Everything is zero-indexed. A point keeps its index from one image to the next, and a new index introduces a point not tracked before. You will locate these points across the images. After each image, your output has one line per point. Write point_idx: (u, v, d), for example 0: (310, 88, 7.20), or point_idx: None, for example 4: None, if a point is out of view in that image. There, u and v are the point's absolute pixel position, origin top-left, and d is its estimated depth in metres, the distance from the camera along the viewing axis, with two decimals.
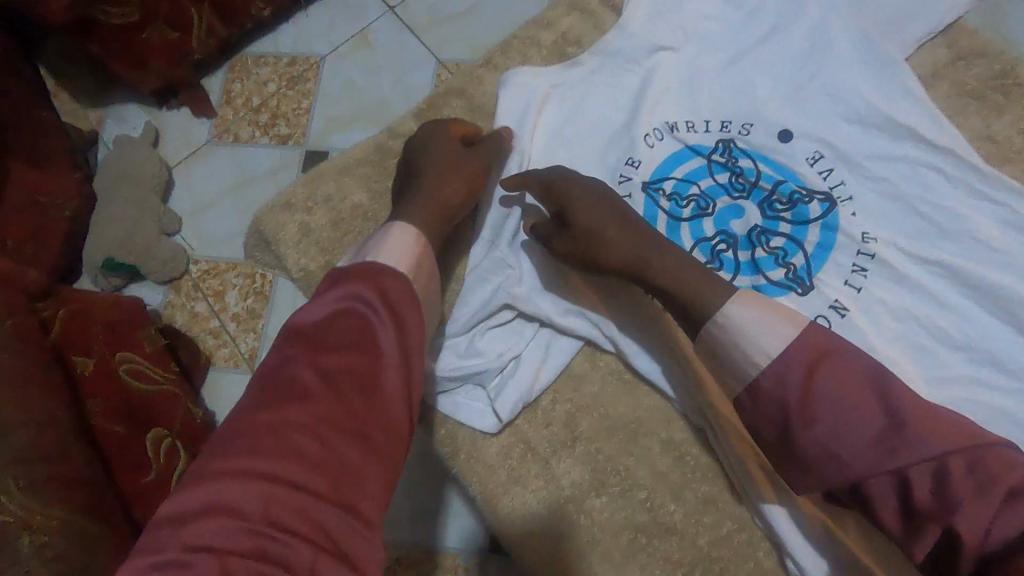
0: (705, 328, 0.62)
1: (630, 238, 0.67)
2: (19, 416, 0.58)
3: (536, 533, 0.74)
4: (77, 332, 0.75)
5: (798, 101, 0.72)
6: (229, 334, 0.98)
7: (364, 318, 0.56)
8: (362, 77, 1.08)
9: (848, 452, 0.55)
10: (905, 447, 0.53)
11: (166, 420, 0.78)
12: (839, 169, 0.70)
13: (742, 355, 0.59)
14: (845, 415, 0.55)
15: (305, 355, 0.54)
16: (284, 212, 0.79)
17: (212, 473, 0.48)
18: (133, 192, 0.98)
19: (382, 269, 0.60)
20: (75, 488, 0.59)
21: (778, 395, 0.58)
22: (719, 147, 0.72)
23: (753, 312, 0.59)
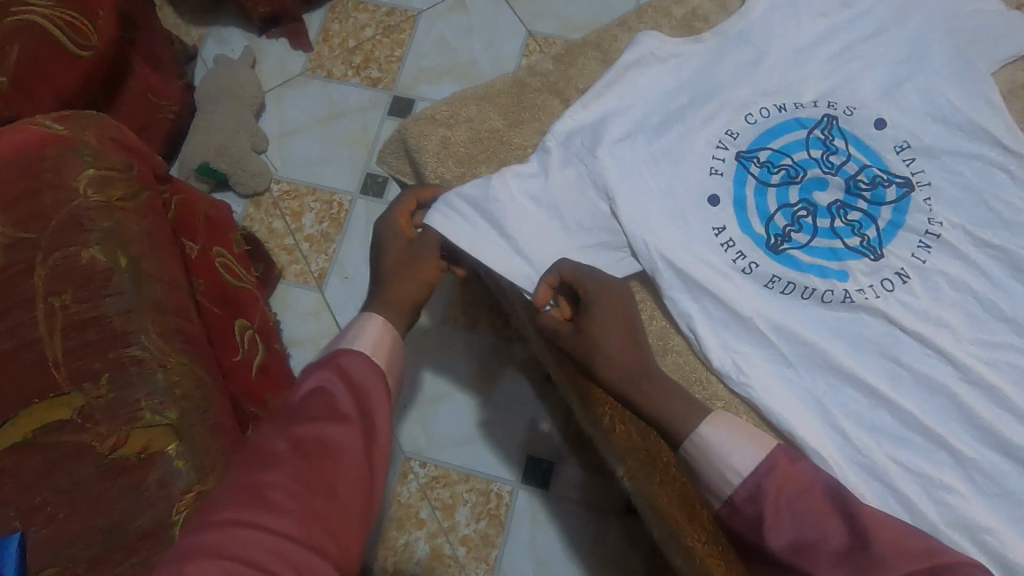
0: (681, 447, 0.54)
1: (633, 352, 0.56)
2: (157, 273, 0.64)
3: (638, 440, 0.62)
4: (186, 218, 0.81)
5: (897, 92, 0.60)
6: (302, 252, 1.04)
7: (334, 392, 0.48)
8: (455, 36, 1.15)
9: (820, 568, 0.46)
10: (868, 566, 0.44)
11: (249, 316, 0.86)
12: (920, 161, 0.59)
13: (715, 477, 0.52)
14: (806, 519, 0.47)
15: (284, 423, 0.46)
16: (426, 123, 0.65)
17: (200, 529, 0.42)
18: (233, 108, 1.05)
19: (345, 351, 0.51)
20: (196, 344, 0.65)
21: (756, 514, 0.49)
22: (820, 121, 0.60)
23: (724, 435, 0.52)
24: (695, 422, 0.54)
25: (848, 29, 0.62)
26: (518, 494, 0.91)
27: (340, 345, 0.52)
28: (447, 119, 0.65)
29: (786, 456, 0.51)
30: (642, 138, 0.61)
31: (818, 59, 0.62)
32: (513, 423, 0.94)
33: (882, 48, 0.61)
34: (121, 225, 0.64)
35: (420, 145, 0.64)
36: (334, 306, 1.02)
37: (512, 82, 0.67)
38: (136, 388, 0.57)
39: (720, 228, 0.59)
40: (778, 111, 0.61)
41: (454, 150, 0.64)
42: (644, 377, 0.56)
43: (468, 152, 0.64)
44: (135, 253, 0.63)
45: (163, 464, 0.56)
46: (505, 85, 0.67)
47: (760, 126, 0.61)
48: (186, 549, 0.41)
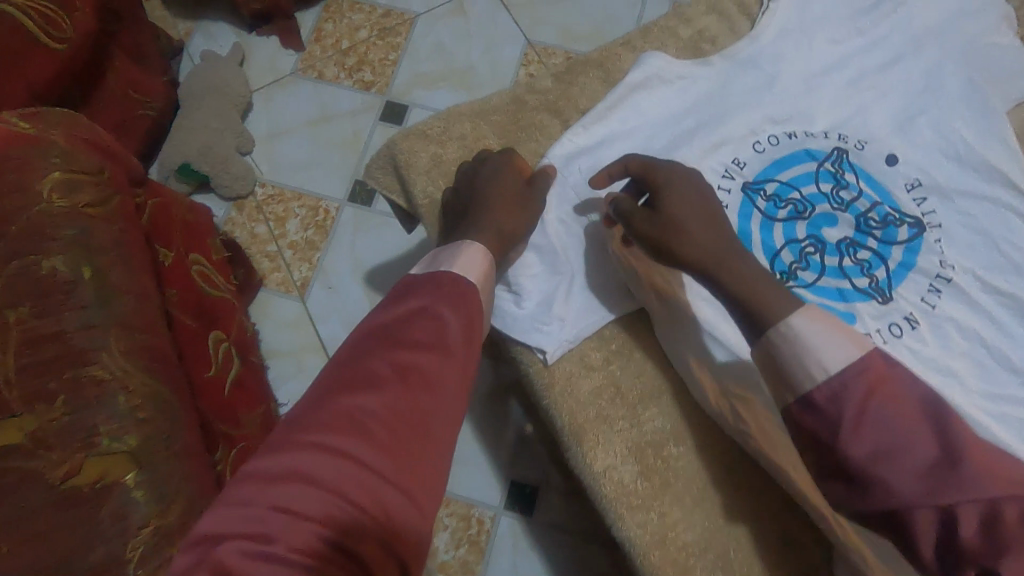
0: (764, 333, 0.47)
1: (716, 236, 0.51)
2: (124, 286, 0.61)
3: (627, 490, 0.57)
4: (162, 224, 0.77)
5: (909, 127, 0.58)
6: (285, 260, 1.00)
7: (434, 318, 0.46)
8: (452, 42, 1.12)
9: (898, 487, 0.41)
10: (957, 484, 0.39)
11: (226, 326, 0.82)
12: (932, 200, 0.57)
13: (796, 363, 0.45)
14: (893, 440, 0.42)
15: (382, 346, 0.45)
16: (418, 138, 0.61)
17: (290, 441, 0.40)
18: (219, 108, 1.01)
19: (449, 277, 0.49)
20: (162, 362, 0.61)
21: (837, 416, 0.43)
22: (830, 154, 0.58)
23: (814, 326, 0.45)
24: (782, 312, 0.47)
25: (859, 59, 0.59)
26: (501, 520, 0.88)
27: (439, 266, 0.50)
28: (440, 135, 0.62)
29: (881, 356, 0.44)
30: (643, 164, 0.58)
31: (829, 89, 0.59)
32: (497, 444, 0.91)
33: (895, 80, 0.59)
34: (88, 233, 0.60)
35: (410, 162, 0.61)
36: (316, 316, 0.98)
37: (511, 100, 0.64)
38: (95, 411, 0.53)
39: None
40: (787, 141, 0.58)
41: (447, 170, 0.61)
42: (718, 267, 0.50)
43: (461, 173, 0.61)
44: (100, 264, 0.59)
45: (120, 496, 0.52)
46: (502, 101, 0.64)
47: (768, 157, 0.58)
48: (271, 462, 0.39)
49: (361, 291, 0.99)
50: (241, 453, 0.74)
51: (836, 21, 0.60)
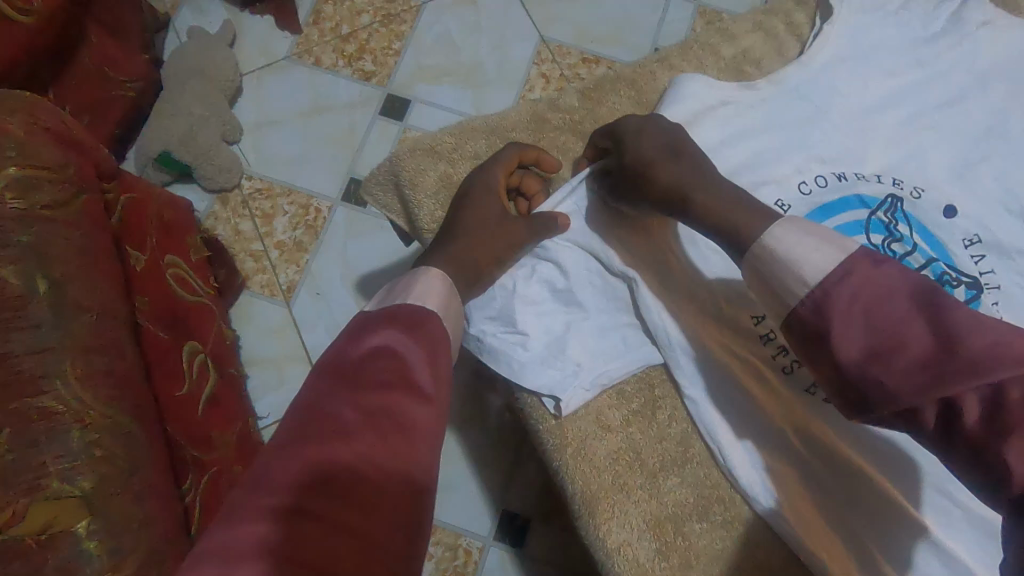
0: (746, 254, 0.45)
1: (686, 167, 0.50)
2: (85, 301, 0.54)
3: (642, 569, 0.54)
4: (134, 222, 0.70)
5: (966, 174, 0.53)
6: (270, 261, 0.93)
7: (399, 353, 0.41)
8: (461, 33, 1.04)
9: (896, 381, 0.37)
10: (959, 371, 0.35)
11: (202, 336, 0.76)
12: (992, 259, 0.51)
13: (780, 283, 0.42)
14: (885, 318, 0.38)
15: (344, 387, 0.39)
16: (426, 155, 0.58)
17: (249, 511, 0.34)
18: (205, 92, 0.93)
19: (406, 310, 0.44)
20: (124, 387, 0.55)
21: (824, 328, 0.40)
22: (884, 202, 0.52)
23: (804, 239, 0.42)
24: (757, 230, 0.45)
25: (916, 95, 0.54)
26: (489, 552, 0.83)
27: (397, 300, 0.46)
28: (450, 152, 0.58)
29: (868, 260, 0.40)
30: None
31: (882, 125, 0.54)
32: (489, 469, 0.86)
33: (955, 122, 0.53)
34: (45, 240, 0.53)
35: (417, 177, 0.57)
36: (301, 324, 0.91)
37: (529, 117, 0.60)
38: (44, 448, 0.47)
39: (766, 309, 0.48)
40: (836, 184, 0.52)
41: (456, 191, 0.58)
42: (697, 190, 0.49)
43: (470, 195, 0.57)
44: (58, 276, 0.53)
45: (69, 549, 0.45)
46: (521, 119, 0.61)
47: (815, 200, 0.52)
48: (234, 530, 0.33)
49: (350, 299, 0.92)
50: (213, 479, 0.68)
51: (892, 51, 0.55)
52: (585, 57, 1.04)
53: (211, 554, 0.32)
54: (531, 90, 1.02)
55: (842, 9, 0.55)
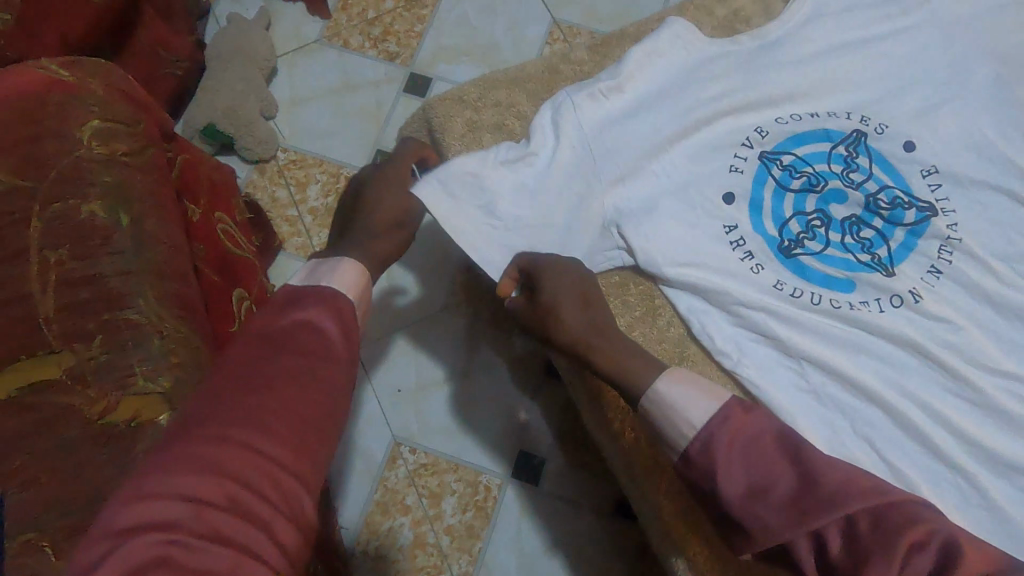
0: (640, 404, 0.55)
1: (592, 316, 0.57)
2: (160, 235, 0.62)
3: (647, 458, 0.67)
4: (189, 180, 0.78)
5: (934, 119, 0.59)
6: (304, 225, 1.01)
7: (308, 327, 0.44)
8: (478, 17, 1.12)
9: (770, 518, 0.47)
10: (816, 507, 0.45)
11: (248, 286, 0.84)
12: (946, 187, 0.59)
13: (669, 426, 0.52)
14: (756, 463, 0.48)
15: (263, 351, 0.42)
16: (453, 103, 0.65)
17: (176, 446, 0.37)
18: (244, 70, 1.01)
19: (315, 288, 0.47)
20: (193, 313, 0.63)
21: (710, 465, 0.49)
22: (847, 136, 0.60)
23: (680, 389, 0.52)
24: (650, 378, 0.55)
25: (893, 46, 0.60)
26: (506, 488, 0.90)
27: (319, 282, 0.48)
28: (475, 101, 0.65)
29: (740, 407, 0.51)
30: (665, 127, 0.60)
31: (861, 75, 0.60)
32: (505, 415, 0.93)
33: (924, 69, 0.60)
34: (125, 182, 0.61)
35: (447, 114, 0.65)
36: None
37: (543, 66, 0.68)
38: (132, 352, 0.55)
39: (731, 226, 0.59)
40: (809, 119, 0.60)
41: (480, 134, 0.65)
42: (598, 337, 0.57)
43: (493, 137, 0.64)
44: (137, 212, 0.61)
45: (151, 435, 0.54)
46: (538, 69, 0.68)
47: (789, 129, 0.60)
48: (165, 459, 0.36)
49: None
50: None
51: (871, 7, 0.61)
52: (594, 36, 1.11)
53: (156, 477, 0.35)
54: None
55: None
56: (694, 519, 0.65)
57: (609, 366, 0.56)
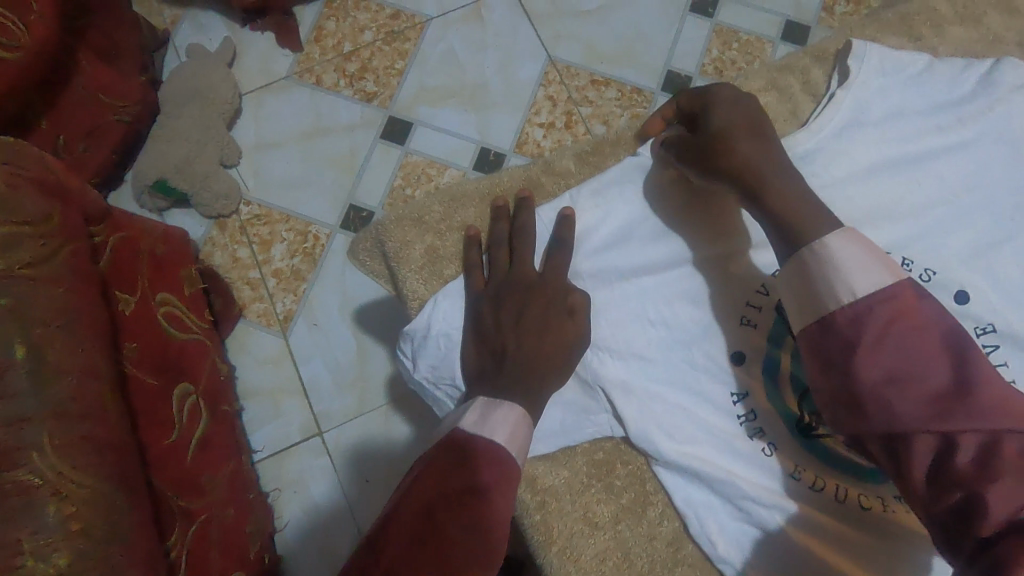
0: (801, 252, 0.51)
1: (766, 158, 0.56)
2: (66, 364, 0.53)
3: None
4: (124, 265, 0.69)
5: (988, 264, 0.57)
6: (268, 290, 0.92)
7: (474, 500, 0.46)
8: (466, 53, 1.00)
9: (903, 405, 0.44)
10: (963, 415, 0.43)
11: (195, 375, 0.75)
12: (1003, 348, 0.55)
13: (825, 285, 0.49)
14: (912, 345, 0.45)
15: (417, 524, 0.44)
16: (412, 225, 0.64)
17: None
18: (202, 116, 0.90)
19: (483, 444, 0.49)
20: (110, 450, 0.54)
21: (853, 338, 0.47)
22: None
23: (850, 249, 0.48)
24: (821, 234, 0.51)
25: (937, 180, 0.59)
26: None
27: (479, 431, 0.50)
28: (436, 222, 0.64)
29: (913, 292, 0.47)
30: (659, 257, 0.62)
31: (906, 207, 0.58)
32: None
33: (976, 200, 0.58)
34: (23, 301, 0.51)
35: (407, 233, 0.64)
36: (297, 354, 0.90)
37: (523, 179, 0.68)
38: (17, 526, 0.45)
39: (740, 393, 0.60)
40: None
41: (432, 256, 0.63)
42: (772, 180, 0.55)
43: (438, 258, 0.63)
44: (37, 340, 0.51)
45: None
46: (515, 180, 0.68)
47: None
48: None
49: (348, 330, 0.91)
50: (202, 529, 0.66)
51: (912, 124, 0.60)
52: (594, 79, 1.00)
53: None
54: (537, 114, 0.99)
55: (859, 74, 0.61)
56: None
57: (778, 209, 0.54)
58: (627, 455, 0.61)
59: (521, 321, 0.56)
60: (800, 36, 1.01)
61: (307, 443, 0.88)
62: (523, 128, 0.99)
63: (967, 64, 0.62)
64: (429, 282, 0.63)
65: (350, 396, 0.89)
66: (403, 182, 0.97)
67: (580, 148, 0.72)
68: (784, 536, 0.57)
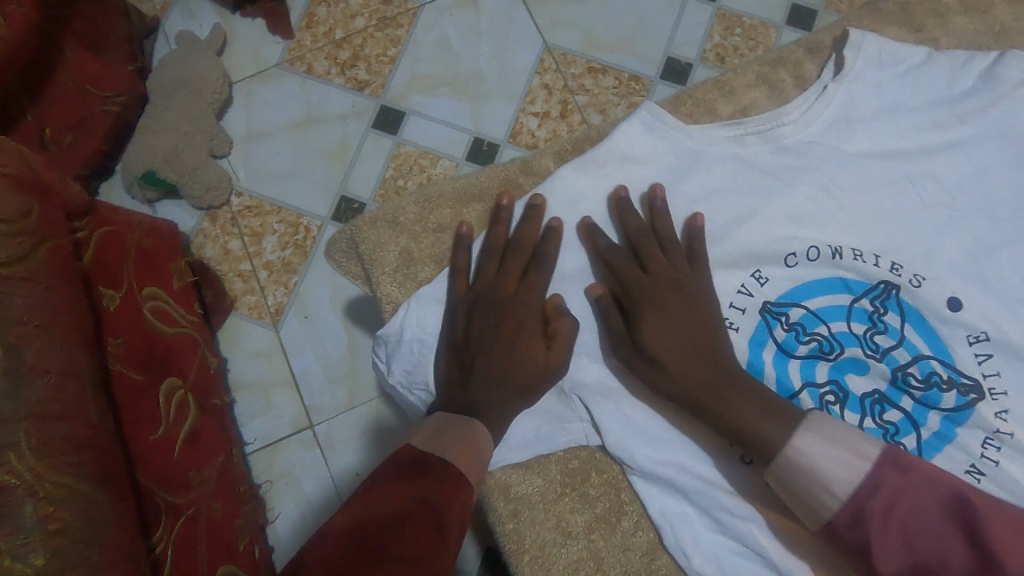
0: (771, 465, 0.50)
1: (683, 280, 0.56)
2: (43, 362, 0.52)
3: None
4: (109, 260, 0.69)
5: (983, 273, 0.56)
6: (259, 282, 0.92)
7: (426, 516, 0.41)
8: (460, 39, 0.98)
9: (960, 566, 0.45)
10: (997, 566, 0.43)
11: (182, 369, 0.75)
12: (997, 358, 0.55)
13: (806, 491, 0.48)
14: (919, 540, 0.45)
15: (361, 536, 0.39)
16: (386, 227, 0.64)
17: None
18: (191, 105, 0.89)
19: (438, 463, 0.46)
20: (91, 449, 0.54)
21: (860, 539, 0.46)
22: (874, 289, 0.57)
23: (827, 449, 0.48)
24: (782, 435, 0.50)
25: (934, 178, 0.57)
26: None
27: (433, 449, 0.47)
28: (412, 225, 0.64)
29: (893, 463, 0.47)
30: None
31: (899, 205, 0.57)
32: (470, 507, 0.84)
33: (978, 199, 0.56)
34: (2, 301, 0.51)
35: (380, 236, 0.63)
36: (289, 347, 0.90)
37: (500, 179, 0.67)
38: None
39: None
40: (837, 263, 0.57)
41: (406, 261, 0.63)
42: (684, 310, 0.56)
43: (411, 262, 0.63)
44: (14, 339, 0.51)
45: None
46: (494, 179, 0.67)
47: (800, 274, 0.58)
48: None
49: (339, 322, 0.90)
50: (188, 524, 0.66)
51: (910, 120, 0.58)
52: (591, 66, 0.97)
53: None
54: (532, 103, 0.97)
55: (854, 64, 0.59)
56: None
57: (691, 340, 0.55)
58: (601, 464, 0.61)
59: (490, 327, 0.56)
60: (805, 20, 0.98)
61: (298, 435, 0.88)
62: (518, 118, 0.97)
63: (970, 57, 0.59)
64: (402, 287, 0.62)
65: (341, 390, 0.89)
66: (395, 173, 0.95)
67: (561, 145, 0.70)
68: (761, 547, 0.56)
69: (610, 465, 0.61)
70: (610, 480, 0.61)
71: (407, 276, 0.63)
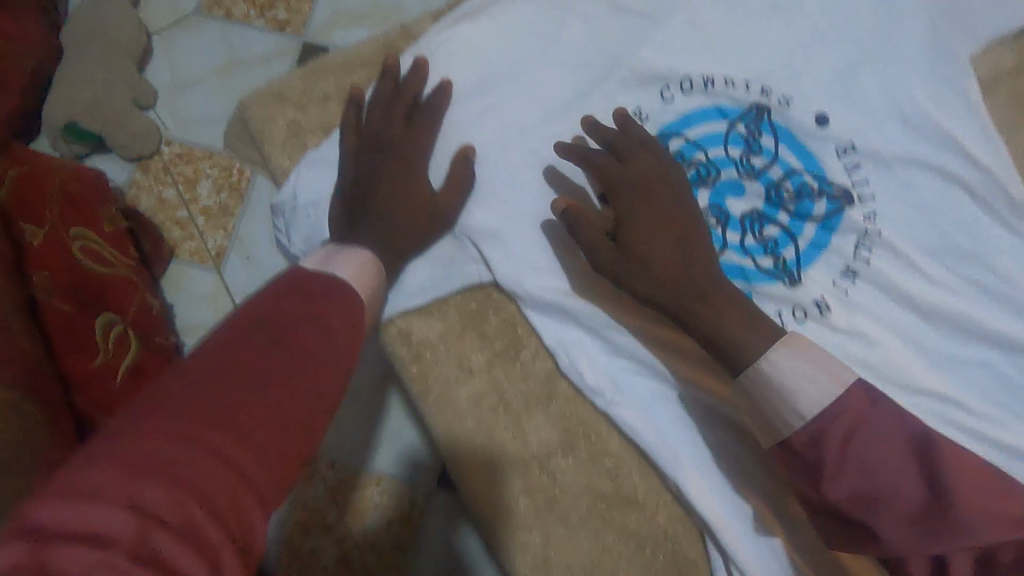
0: (741, 368, 0.57)
1: (674, 244, 0.60)
2: None
3: (510, 499, 0.70)
4: (30, 199, 0.71)
5: (851, 91, 0.67)
6: (197, 228, 0.92)
7: (329, 322, 0.47)
8: None
9: (890, 529, 0.52)
10: (949, 532, 0.51)
11: (121, 308, 0.75)
12: (864, 164, 0.67)
13: (775, 411, 0.55)
14: (882, 473, 0.52)
15: (268, 330, 0.44)
16: (273, 102, 0.71)
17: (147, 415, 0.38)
18: (108, 54, 0.88)
19: (332, 283, 0.52)
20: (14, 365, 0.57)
21: (814, 456, 0.54)
22: (746, 114, 0.67)
23: (800, 363, 0.54)
24: (765, 347, 0.56)
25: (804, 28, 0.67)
26: (431, 500, 0.87)
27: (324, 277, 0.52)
28: (298, 97, 0.71)
29: (863, 395, 0.54)
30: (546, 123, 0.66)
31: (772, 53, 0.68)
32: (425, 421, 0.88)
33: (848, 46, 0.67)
34: None
35: (268, 109, 0.71)
36: (234, 290, 0.90)
37: (381, 47, 0.75)
38: None
39: None
40: (709, 96, 0.67)
41: (296, 133, 0.71)
42: (677, 243, 0.60)
43: (300, 131, 0.71)
44: None
45: None
46: (376, 47, 0.75)
47: (676, 107, 0.67)
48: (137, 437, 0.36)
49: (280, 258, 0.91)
50: None
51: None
52: None
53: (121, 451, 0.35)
54: None
55: None
56: (591, 551, 0.69)
57: (688, 296, 0.59)
58: (496, 305, 0.71)
59: (375, 174, 0.61)
60: None
61: None
62: None
63: None
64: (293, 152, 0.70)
65: None
66: None
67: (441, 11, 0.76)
68: (637, 355, 0.66)
69: (509, 314, 0.71)
70: (510, 317, 0.71)
71: (297, 143, 0.70)
